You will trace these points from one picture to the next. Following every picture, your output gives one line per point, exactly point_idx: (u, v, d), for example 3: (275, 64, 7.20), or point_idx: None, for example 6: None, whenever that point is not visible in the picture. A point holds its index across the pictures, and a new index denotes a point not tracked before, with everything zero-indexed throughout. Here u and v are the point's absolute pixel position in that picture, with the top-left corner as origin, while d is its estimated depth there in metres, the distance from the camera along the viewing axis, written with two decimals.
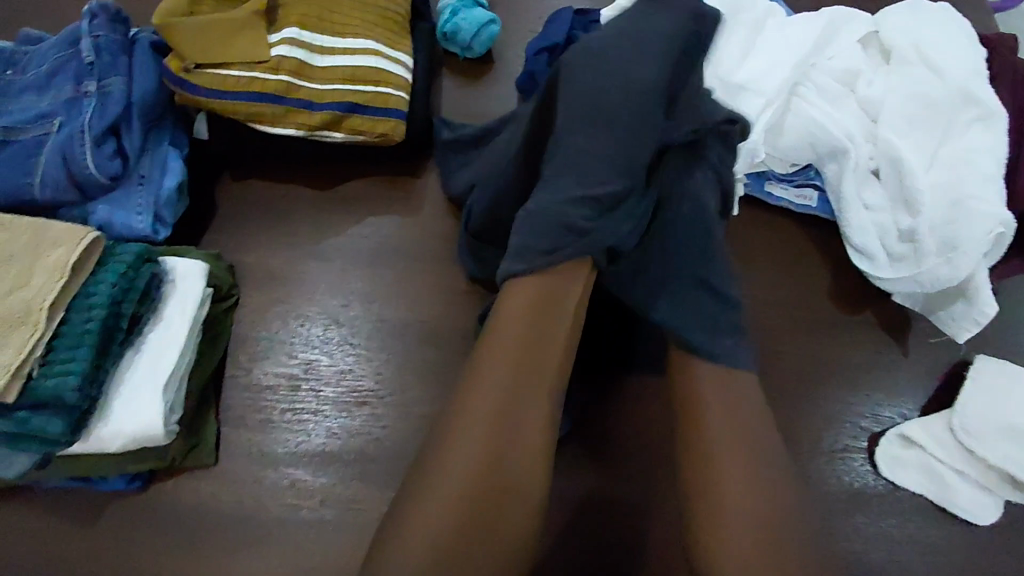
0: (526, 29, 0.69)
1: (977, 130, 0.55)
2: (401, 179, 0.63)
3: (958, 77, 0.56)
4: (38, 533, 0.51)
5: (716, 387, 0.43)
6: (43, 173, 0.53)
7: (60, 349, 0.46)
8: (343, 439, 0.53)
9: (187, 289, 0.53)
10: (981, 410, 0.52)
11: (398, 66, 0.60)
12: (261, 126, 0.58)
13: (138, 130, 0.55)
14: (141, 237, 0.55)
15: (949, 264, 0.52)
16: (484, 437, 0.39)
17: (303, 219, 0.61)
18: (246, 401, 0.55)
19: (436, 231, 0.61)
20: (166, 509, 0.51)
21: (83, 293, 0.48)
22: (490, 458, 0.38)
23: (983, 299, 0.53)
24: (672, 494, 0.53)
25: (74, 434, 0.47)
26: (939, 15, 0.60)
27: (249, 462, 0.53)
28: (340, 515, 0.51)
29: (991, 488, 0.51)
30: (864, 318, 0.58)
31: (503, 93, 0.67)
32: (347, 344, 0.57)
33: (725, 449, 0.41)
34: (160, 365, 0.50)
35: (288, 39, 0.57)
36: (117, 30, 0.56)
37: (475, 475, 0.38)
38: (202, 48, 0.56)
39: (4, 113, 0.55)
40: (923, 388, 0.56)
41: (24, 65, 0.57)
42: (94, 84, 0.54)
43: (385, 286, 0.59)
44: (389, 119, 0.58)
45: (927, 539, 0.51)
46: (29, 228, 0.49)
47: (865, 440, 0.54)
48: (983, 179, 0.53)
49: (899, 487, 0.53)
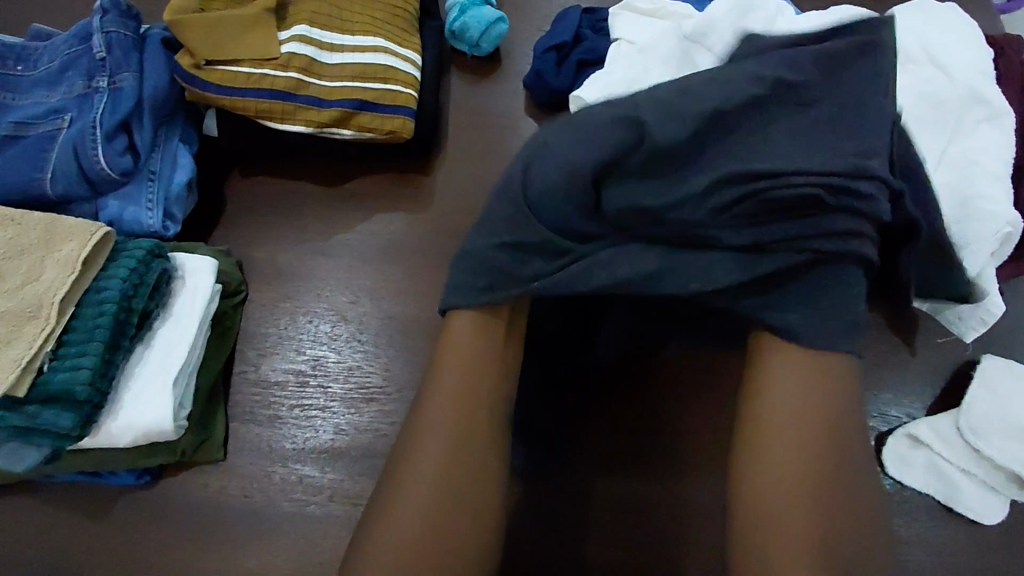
0: (535, 27, 0.69)
1: (984, 129, 0.55)
2: (410, 176, 0.63)
3: (965, 77, 0.56)
4: (47, 526, 0.51)
5: (792, 388, 0.42)
6: (54, 169, 0.53)
7: (71, 343, 0.47)
8: (350, 435, 0.53)
9: (196, 284, 0.53)
10: (989, 410, 0.52)
11: (408, 63, 0.60)
12: (270, 123, 0.58)
13: (148, 125, 0.55)
14: (151, 233, 0.55)
15: (957, 264, 0.52)
16: (443, 434, 0.41)
17: (312, 216, 0.62)
18: (254, 397, 0.55)
19: (444, 228, 0.61)
20: (176, 504, 0.52)
21: (94, 288, 0.48)
22: (451, 457, 0.41)
23: (991, 299, 0.53)
24: (693, 493, 0.52)
25: (85, 428, 0.47)
26: (946, 15, 0.60)
27: (257, 458, 0.53)
28: (347, 510, 0.51)
29: (997, 488, 0.51)
30: (871, 317, 0.58)
31: (511, 91, 0.67)
32: (355, 341, 0.57)
33: (772, 445, 0.41)
34: (169, 360, 0.50)
35: (298, 37, 0.58)
36: (128, 25, 0.56)
37: (447, 472, 0.41)
38: (212, 45, 0.56)
39: (16, 109, 0.56)
40: (932, 388, 0.56)
41: (35, 60, 0.57)
42: (105, 80, 0.54)
43: (392, 283, 0.59)
44: (397, 116, 0.58)
45: (933, 537, 0.51)
46: (39, 223, 0.49)
47: (872, 439, 0.55)
48: (991, 179, 0.53)
49: (905, 486, 0.53)
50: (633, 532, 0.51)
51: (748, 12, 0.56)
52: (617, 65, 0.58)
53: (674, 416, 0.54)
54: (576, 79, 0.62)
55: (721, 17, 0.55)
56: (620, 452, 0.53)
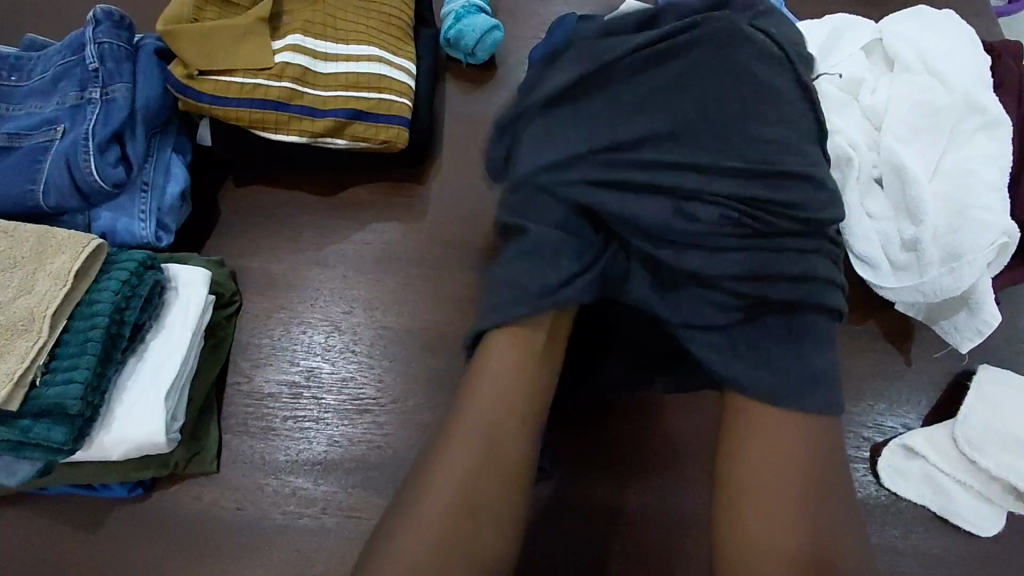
0: (531, 34, 0.69)
1: (981, 138, 0.55)
2: (404, 185, 0.63)
3: (962, 86, 0.56)
4: (39, 538, 0.51)
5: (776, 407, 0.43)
6: (47, 181, 0.53)
7: (63, 357, 0.46)
8: (344, 447, 0.53)
9: (189, 295, 0.53)
10: (985, 421, 0.52)
11: (402, 72, 0.60)
12: (264, 133, 0.58)
13: (141, 136, 0.55)
14: (144, 243, 0.55)
15: (952, 275, 0.52)
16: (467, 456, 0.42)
17: (306, 225, 0.61)
18: (248, 409, 0.55)
19: (439, 237, 0.61)
20: (168, 517, 0.52)
21: (86, 301, 0.48)
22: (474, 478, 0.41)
23: (986, 309, 0.53)
24: (690, 506, 0.52)
25: (77, 441, 0.47)
26: (943, 23, 0.60)
27: (251, 469, 0.53)
28: (340, 523, 0.51)
29: (994, 499, 0.51)
30: (867, 327, 0.58)
31: (506, 99, 0.66)
32: (349, 352, 0.57)
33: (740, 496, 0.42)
34: (162, 373, 0.50)
35: (291, 46, 0.58)
36: (121, 36, 0.56)
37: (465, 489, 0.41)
38: (206, 55, 0.56)
39: (10, 119, 0.56)
40: (927, 398, 0.56)
41: (28, 70, 0.57)
42: (98, 91, 0.54)
43: (387, 293, 0.59)
44: (392, 125, 0.58)
45: (929, 550, 0.51)
46: (32, 235, 0.49)
47: (867, 450, 0.54)
48: (988, 189, 0.53)
49: (901, 498, 0.53)
50: (640, 546, 0.50)
51: None
52: None
53: (672, 427, 0.54)
54: None
55: None
56: (612, 461, 0.53)
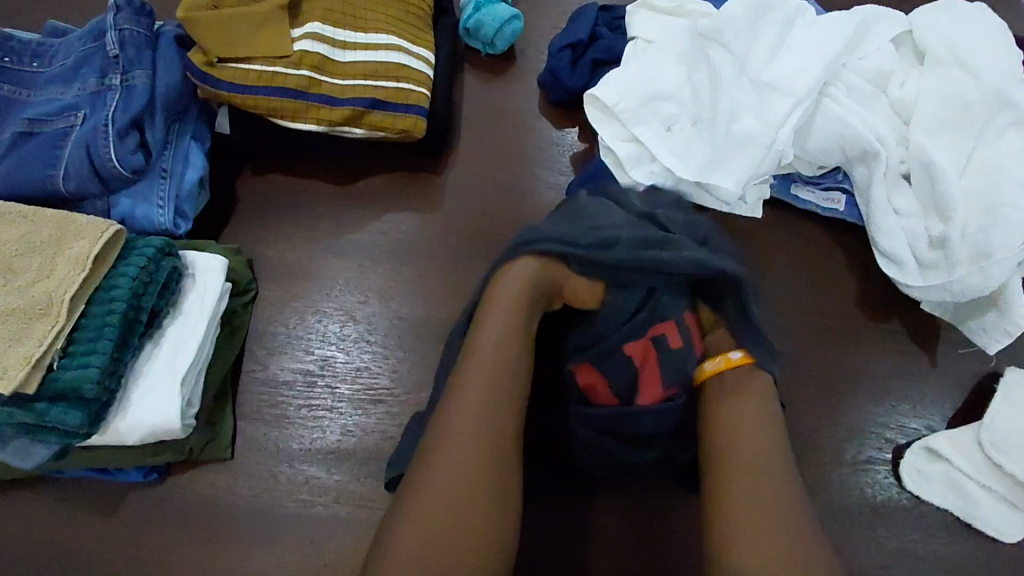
0: (550, 24, 0.68)
1: (1011, 135, 0.54)
2: (421, 177, 0.62)
3: (995, 80, 0.54)
4: (57, 522, 0.52)
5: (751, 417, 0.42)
6: (66, 166, 0.53)
7: (80, 342, 0.47)
8: (357, 437, 0.53)
9: (206, 282, 0.53)
10: (1013, 423, 0.50)
11: (420, 61, 0.59)
12: (282, 121, 0.58)
13: (160, 123, 0.55)
14: (162, 230, 0.56)
15: (982, 273, 0.51)
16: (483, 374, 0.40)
17: (326, 213, 0.61)
18: (263, 397, 0.55)
19: (453, 229, 0.60)
20: (184, 502, 0.52)
21: (103, 287, 0.48)
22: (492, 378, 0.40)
23: (1016, 309, 0.52)
24: None
25: (93, 425, 0.47)
26: (973, 12, 0.58)
27: (265, 457, 0.53)
28: (351, 513, 0.51)
29: (1020, 505, 0.50)
30: (890, 326, 0.57)
31: (525, 89, 0.66)
32: (363, 342, 0.56)
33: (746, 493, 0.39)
34: (179, 360, 0.50)
35: (310, 33, 0.57)
36: (141, 23, 0.56)
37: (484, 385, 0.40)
38: (225, 42, 0.56)
39: (32, 105, 0.56)
40: (950, 399, 0.55)
41: (50, 57, 0.58)
42: (118, 77, 0.54)
43: (401, 283, 0.59)
44: (409, 115, 0.58)
45: (950, 555, 0.50)
46: (52, 219, 0.49)
47: (890, 452, 0.53)
48: (1018, 188, 0.51)
49: (922, 501, 0.51)
50: None
51: (762, 13, 0.58)
52: (633, 61, 0.58)
53: None
54: (591, 79, 0.62)
55: (736, 17, 0.57)
56: None
